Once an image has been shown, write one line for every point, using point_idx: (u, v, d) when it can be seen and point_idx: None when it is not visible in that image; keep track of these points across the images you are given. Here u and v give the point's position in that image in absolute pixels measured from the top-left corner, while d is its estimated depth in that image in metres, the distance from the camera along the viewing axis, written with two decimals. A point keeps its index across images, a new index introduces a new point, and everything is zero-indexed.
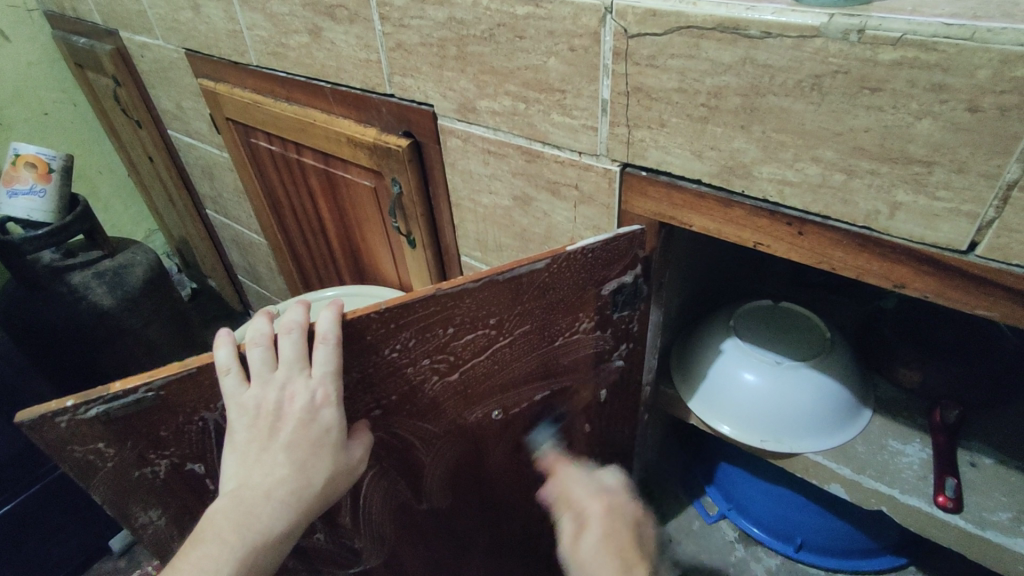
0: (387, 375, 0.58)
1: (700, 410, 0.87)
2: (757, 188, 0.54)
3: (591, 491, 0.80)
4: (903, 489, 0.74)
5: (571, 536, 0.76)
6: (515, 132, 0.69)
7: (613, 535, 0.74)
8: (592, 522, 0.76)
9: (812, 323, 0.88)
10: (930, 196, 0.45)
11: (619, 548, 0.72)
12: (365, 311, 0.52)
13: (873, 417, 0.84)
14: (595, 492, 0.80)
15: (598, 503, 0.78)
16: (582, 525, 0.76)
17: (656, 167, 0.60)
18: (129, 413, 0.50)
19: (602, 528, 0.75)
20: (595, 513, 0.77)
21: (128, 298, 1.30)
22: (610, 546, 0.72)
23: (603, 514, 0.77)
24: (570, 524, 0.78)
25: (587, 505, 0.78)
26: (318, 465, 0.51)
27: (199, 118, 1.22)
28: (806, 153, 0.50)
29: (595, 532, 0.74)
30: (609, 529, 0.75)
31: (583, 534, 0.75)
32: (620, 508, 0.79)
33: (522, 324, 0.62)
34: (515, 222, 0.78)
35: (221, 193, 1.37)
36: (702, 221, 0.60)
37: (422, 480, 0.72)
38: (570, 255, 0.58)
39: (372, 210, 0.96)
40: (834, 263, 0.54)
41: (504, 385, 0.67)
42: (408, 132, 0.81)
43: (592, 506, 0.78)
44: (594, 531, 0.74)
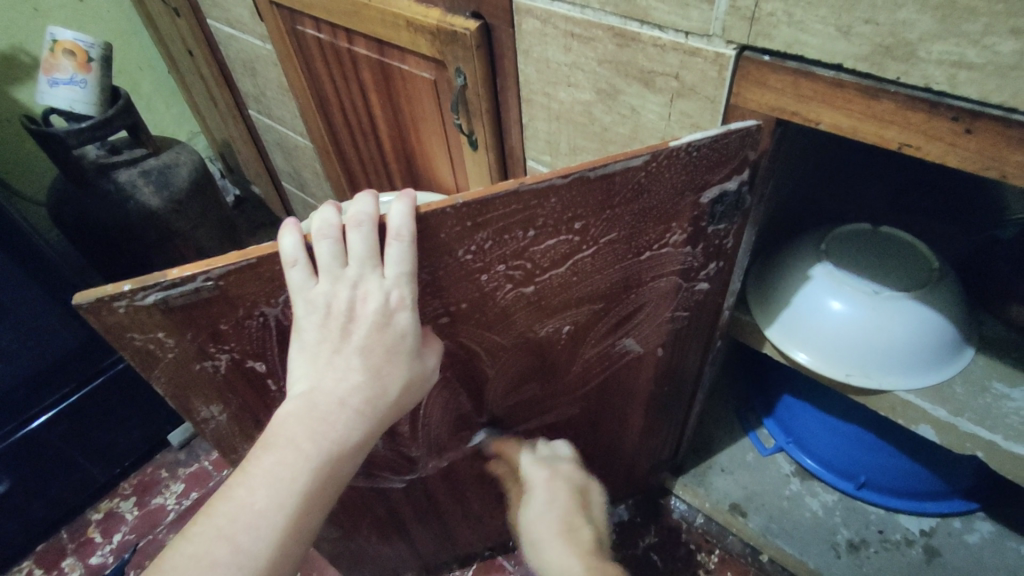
0: (458, 279, 0.53)
1: (777, 337, 0.81)
2: (919, 72, 0.44)
3: (542, 460, 0.78)
4: (1006, 436, 0.68)
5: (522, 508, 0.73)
6: (607, 9, 0.59)
7: (561, 499, 0.73)
8: (538, 490, 0.74)
9: (919, 252, 0.79)
10: None
11: (566, 520, 0.70)
12: (439, 205, 0.46)
13: (976, 355, 0.76)
14: (541, 461, 0.77)
15: (541, 476, 0.75)
16: (525, 488, 0.75)
17: (784, 50, 0.50)
18: (188, 302, 0.46)
19: (545, 494, 0.73)
20: (536, 481, 0.75)
21: (175, 199, 1.26)
22: (561, 517, 0.70)
23: (546, 482, 0.75)
24: (520, 492, 0.75)
25: (532, 474, 0.76)
26: (394, 371, 0.48)
27: (240, 5, 1.12)
28: (1003, 24, 0.39)
29: (541, 495, 0.73)
30: (558, 513, 0.71)
31: (532, 497, 0.74)
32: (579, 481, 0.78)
33: (608, 231, 0.55)
34: (594, 121, 0.69)
35: (265, 91, 1.30)
36: (833, 117, 0.50)
37: (484, 394, 0.69)
38: (673, 151, 0.50)
39: (429, 107, 0.88)
40: (1006, 168, 0.44)
41: (580, 299, 0.61)
42: (477, 14, 0.71)
43: (536, 473, 0.76)
44: (541, 496, 0.73)
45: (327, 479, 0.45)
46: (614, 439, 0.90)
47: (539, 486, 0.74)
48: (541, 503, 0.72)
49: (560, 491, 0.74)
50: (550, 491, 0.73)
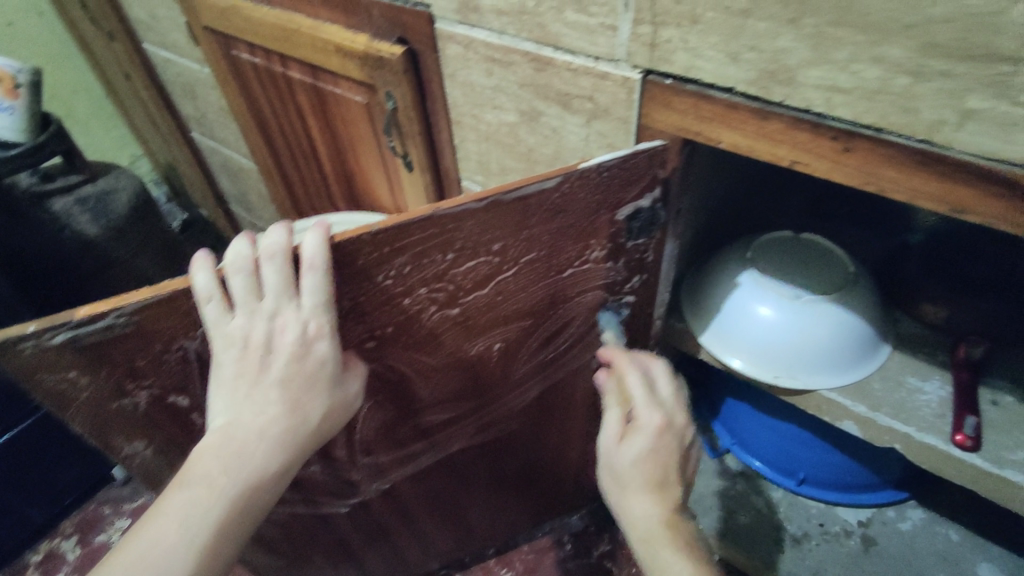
0: (380, 305, 0.54)
1: (711, 343, 0.84)
2: (801, 96, 0.47)
3: (653, 397, 0.62)
4: (920, 427, 0.72)
5: (612, 435, 0.62)
6: (522, 35, 0.61)
7: (663, 456, 0.59)
8: (645, 432, 0.60)
9: (835, 257, 0.83)
10: (1012, 102, 0.39)
11: (664, 470, 0.59)
12: (355, 233, 0.47)
13: (892, 353, 0.80)
14: (654, 402, 0.62)
15: (654, 421, 0.60)
16: (631, 429, 0.60)
17: (683, 73, 0.53)
18: (99, 341, 0.46)
19: (645, 447, 0.59)
20: (649, 426, 0.60)
21: (114, 226, 1.23)
22: (654, 469, 0.58)
23: (659, 429, 0.59)
24: (615, 415, 0.63)
25: (645, 412, 0.61)
26: (314, 401, 0.48)
27: (175, 28, 1.11)
28: (866, 52, 0.42)
29: (644, 441, 0.59)
30: (651, 462, 0.59)
31: (630, 440, 0.60)
32: (682, 426, 0.62)
33: (527, 251, 0.57)
34: (520, 141, 0.72)
35: (206, 114, 1.29)
36: (731, 137, 0.54)
37: (420, 415, 0.70)
38: (583, 173, 0.52)
39: (364, 129, 0.89)
40: (883, 183, 0.48)
41: (507, 317, 0.63)
42: (403, 39, 0.72)
43: (648, 417, 0.60)
44: (642, 443, 0.59)
45: (244, 509, 0.45)
46: (558, 450, 0.92)
47: (648, 430, 0.60)
48: (640, 451, 0.59)
49: (668, 441, 0.60)
50: (654, 445, 0.59)
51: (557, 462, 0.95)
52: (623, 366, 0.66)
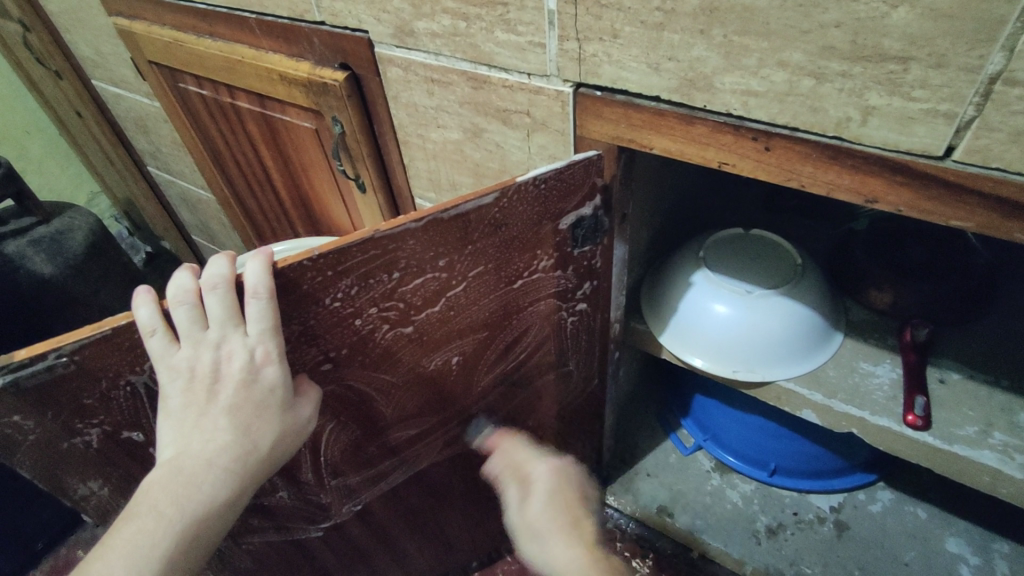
0: (331, 327, 0.53)
1: (671, 343, 0.85)
2: (720, 101, 0.49)
3: (541, 453, 0.79)
4: (873, 410, 0.74)
5: (518, 493, 0.73)
6: (457, 55, 0.62)
7: (563, 489, 0.71)
8: (540, 483, 0.72)
9: (784, 250, 0.86)
10: (906, 97, 0.42)
11: (569, 499, 0.69)
12: (297, 260, 0.47)
13: (844, 340, 0.82)
14: (540, 459, 0.77)
15: (546, 467, 0.75)
16: (530, 489, 0.72)
17: (611, 85, 0.55)
18: (41, 382, 0.45)
19: (547, 489, 0.71)
20: (544, 471, 0.74)
21: (71, 265, 1.21)
22: (563, 502, 0.69)
23: (554, 468, 0.74)
24: (514, 484, 0.74)
25: (529, 469, 0.76)
26: (265, 427, 0.48)
27: (123, 64, 1.11)
28: (771, 57, 0.45)
29: (544, 482, 0.72)
30: (557, 507, 0.68)
31: (532, 486, 0.72)
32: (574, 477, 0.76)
33: (475, 265, 0.57)
34: (467, 157, 0.73)
35: (161, 147, 1.28)
36: (663, 142, 0.55)
37: (386, 433, 0.70)
38: (520, 185, 0.53)
39: (316, 155, 0.89)
40: (803, 179, 0.50)
41: (462, 330, 0.63)
42: (345, 65, 0.73)
43: (542, 468, 0.75)
44: (543, 485, 0.72)
45: (193, 540, 0.45)
46: None
47: (542, 480, 0.72)
48: (543, 498, 0.69)
49: (568, 488, 0.71)
50: (553, 490, 0.70)
51: None
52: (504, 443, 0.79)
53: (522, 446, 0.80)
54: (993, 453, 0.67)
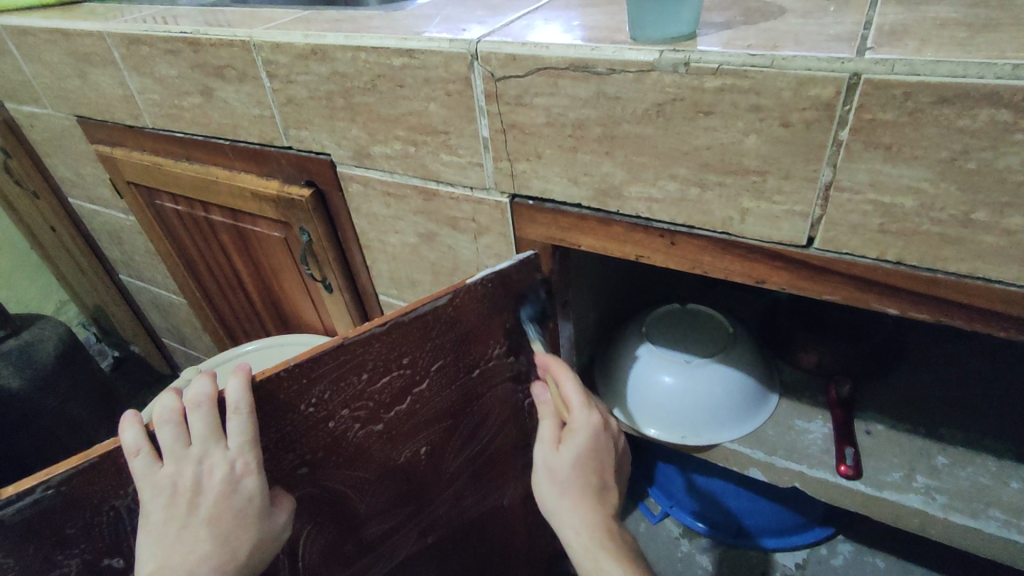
0: (306, 431, 0.58)
1: (626, 415, 0.91)
2: (630, 207, 0.59)
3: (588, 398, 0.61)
4: (811, 464, 0.80)
5: (547, 441, 0.60)
6: (409, 174, 0.72)
7: (597, 456, 0.59)
8: (580, 436, 0.59)
9: (717, 321, 0.95)
10: (769, 201, 0.52)
11: (599, 469, 0.59)
12: (273, 371, 0.53)
13: (780, 400, 0.90)
14: (590, 403, 0.61)
15: (589, 419, 0.59)
16: (568, 431, 0.60)
17: (540, 195, 0.64)
18: (26, 517, 0.47)
19: (586, 446, 0.59)
20: (586, 427, 0.59)
21: (39, 376, 1.20)
22: (589, 472, 0.59)
23: (592, 431, 0.59)
24: (550, 423, 0.62)
25: (578, 414, 0.60)
26: (242, 536, 0.51)
27: (100, 184, 1.19)
28: (664, 172, 0.55)
29: (579, 444, 0.59)
30: (589, 465, 0.59)
31: (565, 444, 0.59)
32: (608, 427, 0.63)
33: (435, 359, 0.64)
34: (423, 257, 0.81)
35: (134, 257, 1.34)
36: (589, 240, 0.65)
37: (361, 529, 0.73)
38: (469, 287, 0.61)
39: (285, 261, 0.97)
40: (705, 267, 0.59)
41: (427, 421, 0.68)
42: (311, 182, 0.83)
43: (583, 418, 0.59)
44: (577, 446, 0.58)
45: None
46: (505, 537, 0.95)
47: (584, 432, 0.59)
48: (578, 451, 0.58)
49: (605, 444, 0.60)
50: (592, 446, 0.59)
51: (506, 550, 0.97)
52: (561, 376, 0.62)
53: (569, 388, 0.61)
54: (918, 496, 0.73)
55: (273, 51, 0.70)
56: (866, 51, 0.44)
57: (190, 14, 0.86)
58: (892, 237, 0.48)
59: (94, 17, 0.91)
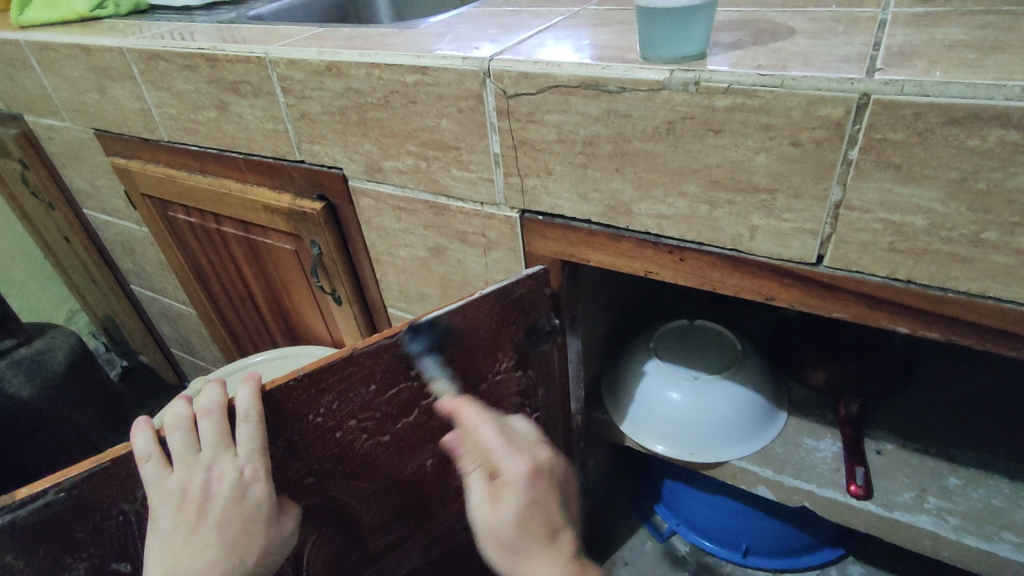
0: (313, 441, 0.58)
1: (632, 431, 0.90)
2: (639, 223, 0.60)
3: (510, 443, 0.57)
4: (820, 483, 0.79)
5: (483, 501, 0.55)
6: (420, 188, 0.73)
7: (538, 502, 0.54)
8: (511, 487, 0.54)
9: (725, 338, 0.95)
10: (779, 218, 0.52)
11: (546, 517, 0.54)
12: (283, 379, 0.53)
13: (789, 418, 0.89)
14: (513, 448, 0.56)
15: (517, 467, 0.54)
16: (500, 485, 0.54)
17: (550, 211, 0.65)
18: (38, 519, 0.48)
19: (522, 496, 0.53)
20: (518, 475, 0.54)
21: (49, 385, 1.21)
22: (533, 523, 0.53)
23: (526, 479, 0.54)
24: (477, 481, 0.56)
25: (508, 462, 0.55)
26: (250, 543, 0.51)
27: (115, 195, 1.20)
28: (674, 189, 0.56)
29: (515, 497, 0.53)
30: (534, 517, 0.53)
31: (500, 501, 0.54)
32: (544, 466, 0.58)
33: (442, 372, 0.64)
34: (432, 271, 0.82)
35: (146, 267, 1.35)
36: (598, 256, 0.65)
37: (366, 541, 0.72)
38: (478, 300, 0.61)
39: (295, 273, 0.97)
40: (714, 283, 0.59)
41: (434, 433, 0.68)
42: (322, 195, 0.84)
43: (511, 466, 0.55)
44: (514, 500, 0.53)
45: None
46: None
47: (519, 481, 0.54)
48: (515, 507, 0.53)
49: (545, 488, 0.55)
50: (529, 494, 0.54)
51: None
52: (478, 428, 0.59)
53: (487, 435, 0.58)
54: (929, 518, 0.72)
55: (289, 67, 0.72)
56: (875, 71, 0.44)
57: (208, 30, 0.87)
58: (902, 255, 0.48)
59: (114, 32, 0.93)
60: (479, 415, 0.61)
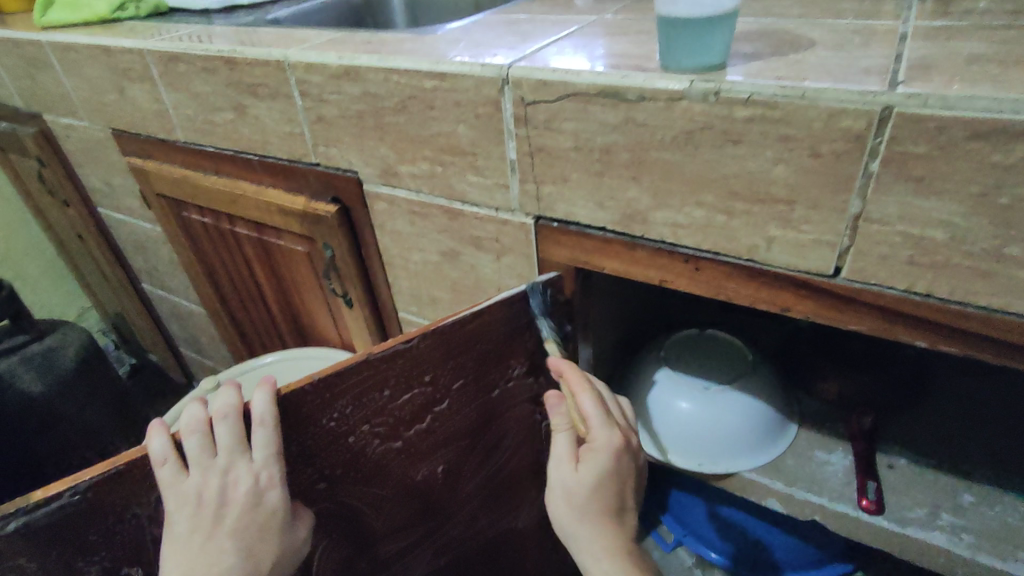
0: (327, 446, 0.58)
1: (642, 440, 0.90)
2: (655, 232, 0.60)
3: (606, 415, 0.59)
4: (831, 497, 0.79)
5: (566, 461, 0.59)
6: (435, 193, 0.73)
7: (615, 479, 0.58)
8: (599, 456, 0.57)
9: (736, 348, 0.94)
10: (797, 230, 0.52)
11: (615, 493, 0.58)
12: (298, 384, 0.53)
13: (800, 430, 0.89)
14: (611, 422, 0.59)
15: (612, 438, 0.57)
16: (588, 450, 0.58)
17: (565, 218, 0.65)
18: (51, 522, 0.48)
19: (605, 468, 0.57)
20: (606, 447, 0.57)
21: (60, 382, 1.22)
22: (603, 495, 0.58)
23: (615, 451, 0.57)
24: (565, 439, 0.60)
25: (598, 433, 0.57)
26: (265, 549, 0.51)
27: (130, 194, 1.21)
28: (691, 198, 0.56)
29: (602, 466, 0.57)
30: (604, 488, 0.57)
31: (584, 464, 0.57)
32: (628, 442, 0.61)
33: (455, 378, 0.64)
34: (445, 276, 0.82)
35: (158, 266, 1.36)
36: (612, 264, 0.65)
37: (375, 547, 0.72)
38: (493, 307, 0.61)
39: (307, 275, 0.98)
40: (729, 294, 0.59)
41: (446, 439, 0.68)
42: (336, 198, 0.84)
43: (604, 438, 0.57)
44: (598, 468, 0.57)
45: None
46: (518, 559, 0.94)
47: (602, 452, 0.57)
48: (599, 473, 0.57)
49: (623, 466, 0.58)
50: (611, 467, 0.57)
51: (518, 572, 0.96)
52: (578, 392, 0.59)
53: (586, 403, 0.58)
54: (943, 534, 0.71)
55: (307, 71, 0.72)
56: (897, 84, 0.44)
57: (227, 33, 0.88)
58: (921, 269, 0.48)
59: (134, 34, 0.94)
60: (586, 382, 0.61)
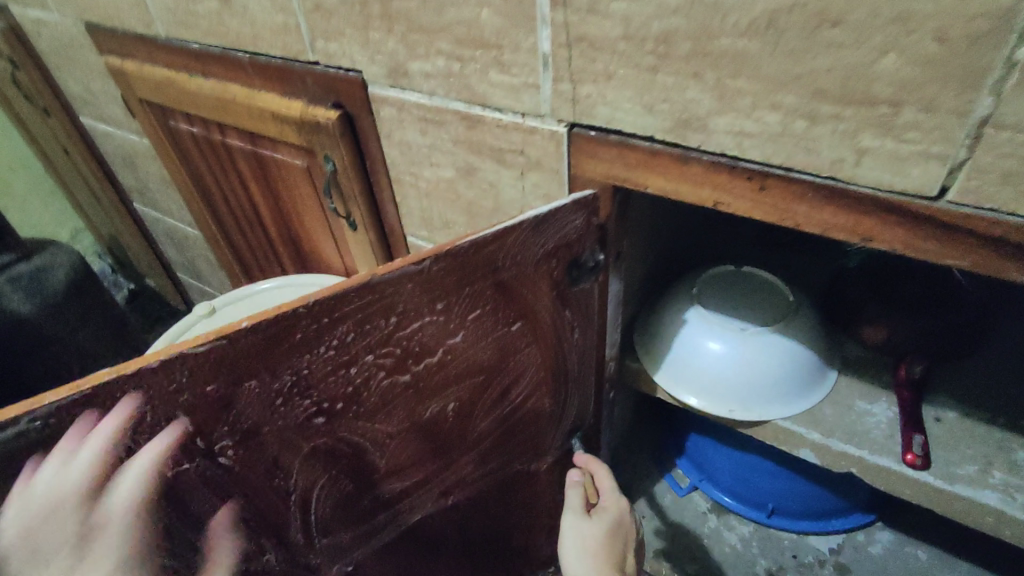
0: (326, 375, 0.51)
1: (666, 382, 0.84)
2: (715, 142, 0.50)
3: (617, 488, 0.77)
4: (873, 449, 0.73)
5: (578, 506, 0.74)
6: (451, 96, 0.63)
7: (620, 531, 0.72)
8: (609, 512, 0.72)
9: (776, 287, 0.86)
10: (897, 139, 0.42)
11: (621, 544, 0.70)
12: (291, 306, 0.46)
13: (840, 377, 0.82)
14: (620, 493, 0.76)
15: (620, 502, 0.74)
16: (600, 508, 0.73)
17: (606, 125, 0.55)
18: (10, 450, 0.41)
19: (613, 519, 0.72)
20: (616, 507, 0.73)
21: (49, 303, 1.15)
22: (612, 542, 0.70)
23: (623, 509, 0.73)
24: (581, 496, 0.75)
25: (612, 497, 0.75)
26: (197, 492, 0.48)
27: (112, 101, 1.10)
28: (765, 99, 0.46)
29: (608, 516, 0.72)
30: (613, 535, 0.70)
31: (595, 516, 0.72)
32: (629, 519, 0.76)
33: (472, 307, 0.56)
34: (460, 195, 0.73)
35: (149, 184, 1.27)
36: (658, 182, 0.56)
37: (380, 485, 0.67)
38: (518, 227, 0.53)
39: (307, 193, 0.89)
40: (798, 219, 0.50)
41: (459, 374, 0.62)
42: (338, 104, 0.74)
43: (614, 500, 0.74)
44: (608, 517, 0.72)
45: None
46: (530, 499, 0.90)
47: (612, 509, 0.73)
48: (606, 521, 0.71)
49: (628, 526, 0.72)
50: (618, 520, 0.72)
51: (529, 511, 0.92)
52: (599, 468, 0.79)
53: (606, 477, 0.77)
54: (995, 493, 0.66)
55: None
56: None
57: None
58: None
59: None
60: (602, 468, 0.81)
